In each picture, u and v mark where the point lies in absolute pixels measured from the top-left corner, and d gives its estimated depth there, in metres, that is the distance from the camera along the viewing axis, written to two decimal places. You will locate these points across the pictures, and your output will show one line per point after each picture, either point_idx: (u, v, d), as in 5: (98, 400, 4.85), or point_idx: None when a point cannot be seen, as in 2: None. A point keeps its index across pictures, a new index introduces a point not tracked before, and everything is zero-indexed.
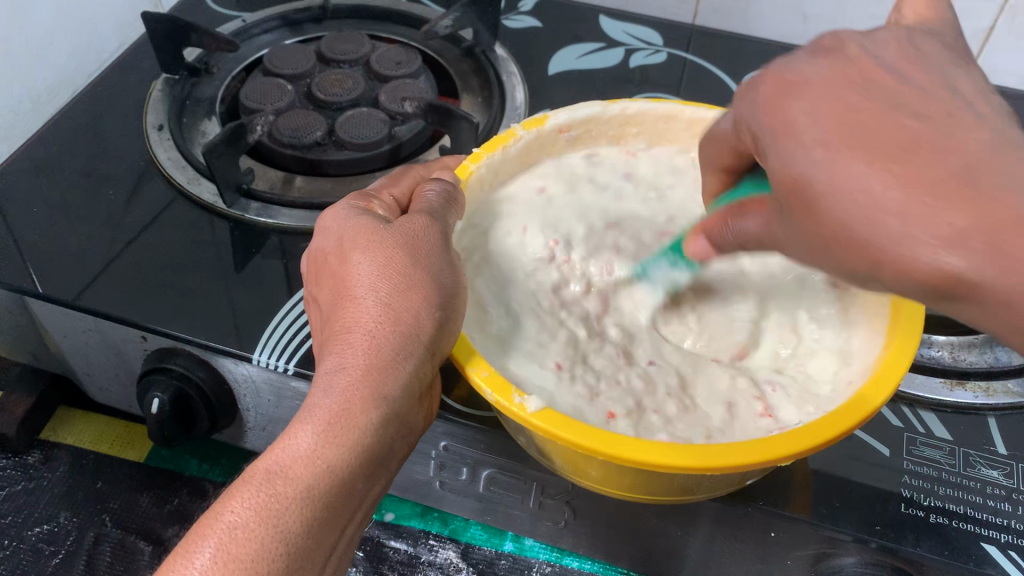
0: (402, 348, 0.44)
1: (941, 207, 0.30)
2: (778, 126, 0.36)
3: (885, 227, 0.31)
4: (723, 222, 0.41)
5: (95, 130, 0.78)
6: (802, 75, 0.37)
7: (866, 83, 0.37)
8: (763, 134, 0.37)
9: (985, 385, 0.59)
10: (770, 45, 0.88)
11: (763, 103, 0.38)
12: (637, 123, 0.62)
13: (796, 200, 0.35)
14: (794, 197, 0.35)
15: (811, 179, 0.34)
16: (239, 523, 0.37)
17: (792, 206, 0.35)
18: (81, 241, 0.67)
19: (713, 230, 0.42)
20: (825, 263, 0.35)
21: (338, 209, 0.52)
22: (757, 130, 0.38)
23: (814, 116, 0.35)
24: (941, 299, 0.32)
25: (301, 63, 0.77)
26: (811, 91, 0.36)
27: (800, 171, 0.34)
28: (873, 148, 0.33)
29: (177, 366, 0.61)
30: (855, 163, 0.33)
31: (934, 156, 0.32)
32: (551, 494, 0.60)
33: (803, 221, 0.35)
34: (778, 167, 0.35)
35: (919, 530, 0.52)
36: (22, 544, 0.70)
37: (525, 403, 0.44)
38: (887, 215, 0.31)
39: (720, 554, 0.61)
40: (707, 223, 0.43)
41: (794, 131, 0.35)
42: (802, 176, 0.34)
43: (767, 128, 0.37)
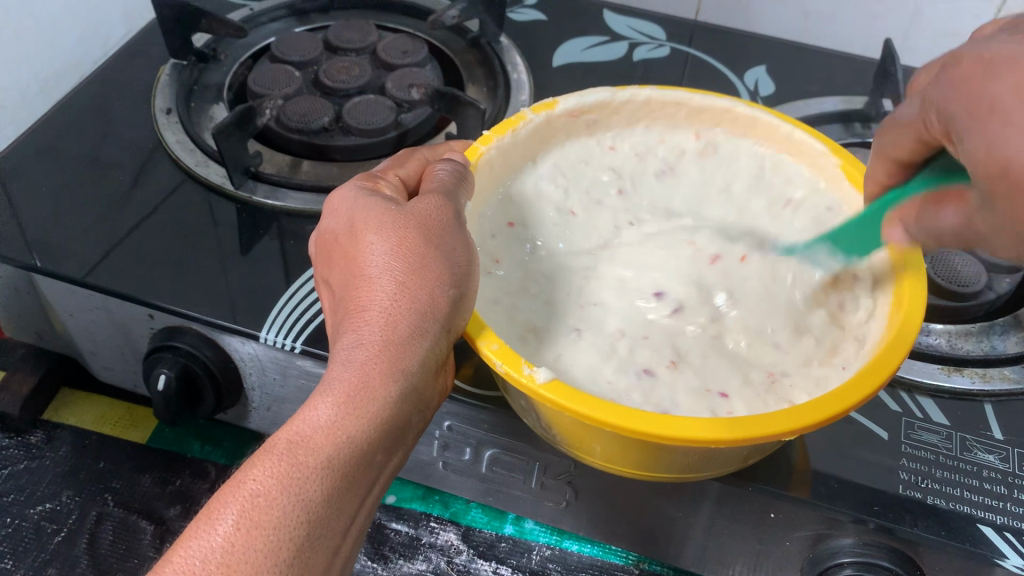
0: (418, 325, 0.45)
1: None
2: (974, 100, 0.36)
3: None
4: (923, 213, 0.42)
5: (103, 113, 0.78)
6: (999, 54, 0.36)
7: None
8: (959, 110, 0.37)
9: (981, 371, 0.60)
10: (771, 42, 0.89)
11: (959, 83, 0.37)
12: (654, 111, 0.63)
13: (1002, 182, 0.35)
14: (1000, 182, 0.35)
15: (1021, 169, 0.33)
16: (260, 490, 0.38)
17: (998, 193, 0.35)
18: (89, 221, 0.67)
19: (920, 220, 0.42)
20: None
21: (345, 192, 0.52)
22: (944, 110, 0.38)
23: (1019, 94, 0.34)
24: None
25: (309, 50, 0.78)
26: (1013, 58, 0.35)
27: (1010, 156, 0.34)
28: None
29: (184, 344, 0.62)
30: None
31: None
32: (553, 475, 0.61)
33: (1000, 203, 0.35)
34: (980, 146, 0.35)
35: (917, 511, 0.53)
36: (24, 522, 0.70)
37: (535, 374, 0.45)
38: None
39: (719, 535, 0.61)
40: (904, 212, 0.45)
41: (996, 109, 0.35)
42: (1011, 164, 0.34)
43: (963, 104, 0.37)
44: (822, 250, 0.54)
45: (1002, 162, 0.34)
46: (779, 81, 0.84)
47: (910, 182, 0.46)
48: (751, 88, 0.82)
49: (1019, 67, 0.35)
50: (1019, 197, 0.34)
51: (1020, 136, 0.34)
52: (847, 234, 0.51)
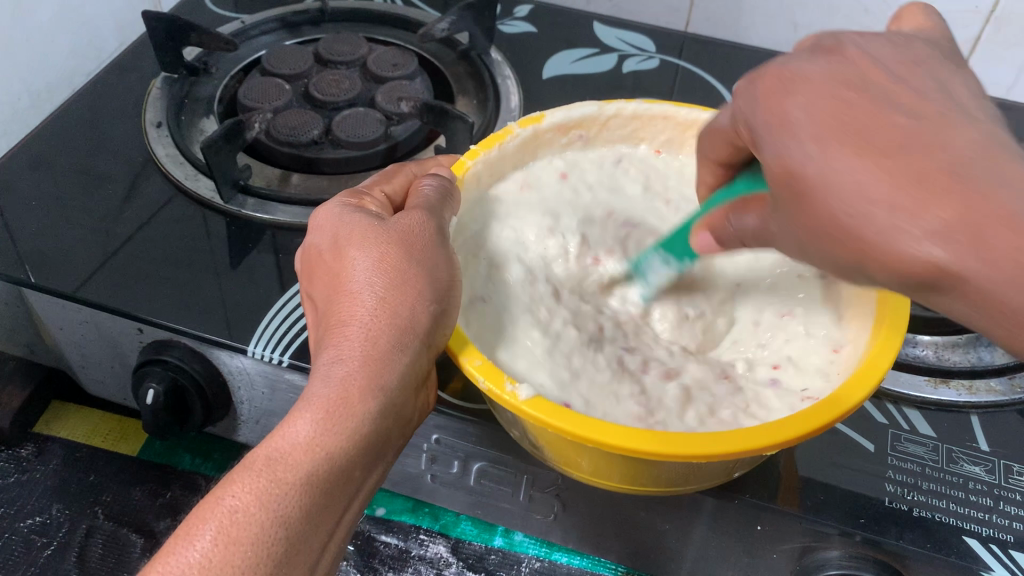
0: (398, 341, 0.45)
1: (927, 202, 0.31)
2: (772, 119, 0.36)
3: (872, 217, 0.32)
4: (727, 219, 0.42)
5: (94, 126, 0.79)
6: (799, 72, 0.37)
7: (865, 83, 0.36)
8: (758, 125, 0.37)
9: (968, 383, 0.60)
10: (760, 53, 0.89)
11: (760, 97, 0.37)
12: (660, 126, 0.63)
13: (784, 187, 0.35)
14: (788, 188, 0.35)
15: (802, 169, 0.34)
16: (238, 506, 0.38)
17: (782, 194, 0.35)
18: (79, 234, 0.67)
19: (718, 228, 0.44)
20: (826, 261, 0.35)
21: (328, 208, 0.52)
22: (750, 121, 0.38)
23: (808, 110, 0.35)
24: (920, 291, 0.32)
25: (299, 63, 0.79)
26: (807, 84, 0.36)
27: (792, 162, 0.34)
28: (871, 143, 0.33)
29: (173, 358, 0.62)
30: (840, 153, 0.33)
31: (921, 154, 0.32)
32: (541, 487, 0.61)
33: (793, 205, 0.35)
34: (774, 158, 0.35)
35: (903, 524, 0.53)
36: (15, 535, 0.70)
37: (517, 391, 0.45)
38: (811, 182, 0.33)
39: (707, 547, 0.61)
40: (711, 220, 0.45)
41: (787, 125, 0.35)
42: (793, 168, 0.34)
43: (762, 117, 0.37)
44: (656, 258, 0.55)
45: (786, 167, 0.35)
46: None
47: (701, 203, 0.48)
48: None
49: (812, 86, 0.36)
50: (803, 198, 0.34)
51: (803, 147, 0.34)
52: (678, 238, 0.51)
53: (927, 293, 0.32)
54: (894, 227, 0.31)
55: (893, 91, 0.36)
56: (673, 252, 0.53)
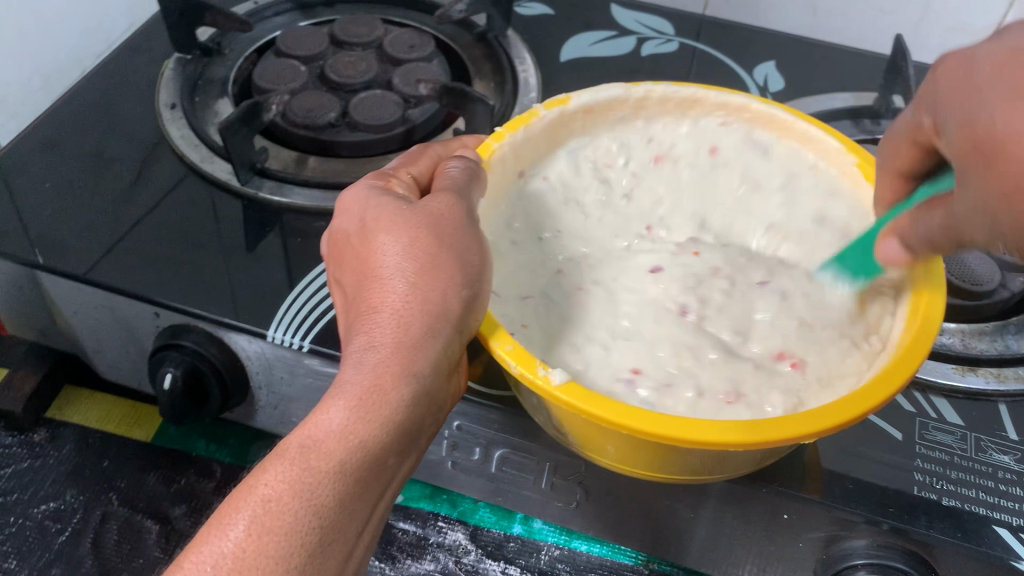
0: (431, 327, 0.44)
1: None
2: (964, 90, 0.37)
3: None
4: (914, 223, 0.42)
5: (107, 108, 0.78)
6: (973, 52, 0.38)
7: None
8: (944, 114, 0.39)
9: (996, 371, 0.59)
10: (780, 37, 0.88)
11: (947, 82, 0.38)
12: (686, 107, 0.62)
13: (973, 152, 0.35)
14: (980, 153, 0.35)
15: (995, 132, 0.34)
16: (272, 495, 0.37)
17: (974, 165, 0.35)
18: (93, 217, 0.67)
19: (909, 236, 0.43)
20: (1003, 238, 0.34)
21: (354, 191, 0.51)
22: (933, 106, 0.40)
23: (998, 76, 0.36)
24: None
25: (314, 45, 0.77)
26: (979, 61, 0.37)
27: (980, 127, 0.35)
28: (1021, 123, 0.33)
29: (190, 342, 0.61)
30: None
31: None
32: (563, 475, 0.60)
33: (985, 176, 0.35)
34: (964, 122, 0.36)
35: (932, 513, 0.53)
36: (28, 521, 0.70)
37: (550, 376, 0.44)
38: (996, 138, 0.34)
39: (731, 536, 0.61)
40: (901, 226, 0.44)
41: (971, 88, 0.37)
42: (989, 132, 0.34)
43: (946, 101, 0.38)
44: None
45: (980, 134, 0.35)
46: (788, 76, 0.83)
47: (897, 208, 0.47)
48: (760, 84, 0.82)
49: (989, 59, 0.37)
50: (999, 162, 0.34)
51: (990, 110, 0.35)
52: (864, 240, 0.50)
53: None
54: None
55: (1021, 56, 0.37)
56: (850, 266, 0.52)
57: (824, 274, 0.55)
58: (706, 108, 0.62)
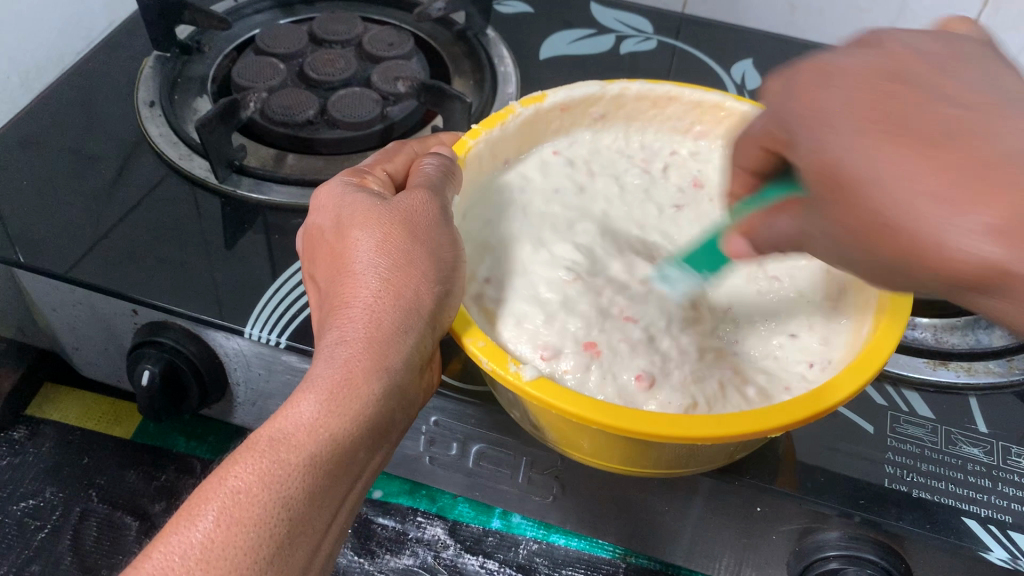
0: (402, 322, 0.44)
1: (977, 193, 0.29)
2: (811, 115, 0.36)
3: (929, 214, 0.30)
4: (765, 222, 0.39)
5: (86, 105, 0.78)
6: (835, 66, 0.38)
7: (903, 75, 0.36)
8: (793, 124, 0.37)
9: (966, 365, 0.60)
10: (758, 35, 0.89)
11: (794, 91, 0.37)
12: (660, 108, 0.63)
13: (823, 181, 0.34)
14: (821, 181, 0.34)
15: (838, 157, 0.33)
16: (242, 487, 0.38)
17: (825, 196, 0.34)
18: (71, 214, 0.67)
19: (757, 231, 0.40)
20: (880, 266, 0.33)
21: (330, 188, 0.52)
22: (784, 118, 0.38)
23: (845, 98, 0.35)
24: (964, 292, 0.31)
25: (293, 43, 0.77)
26: (845, 80, 0.36)
27: (828, 153, 0.34)
28: (915, 133, 0.32)
29: (168, 340, 0.62)
30: (895, 152, 0.32)
31: (965, 143, 0.31)
32: (539, 469, 0.61)
33: (832, 206, 0.34)
34: (810, 147, 0.35)
35: (902, 505, 0.53)
36: (7, 518, 0.70)
37: (521, 371, 0.44)
38: (840, 168, 0.33)
39: (705, 529, 0.61)
40: (748, 224, 0.40)
41: (822, 115, 0.35)
42: (827, 158, 0.34)
43: (795, 109, 0.37)
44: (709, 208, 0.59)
45: (821, 161, 0.34)
46: (765, 73, 0.84)
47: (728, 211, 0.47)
48: (738, 81, 0.82)
49: (851, 78, 0.36)
50: (842, 192, 0.33)
51: (842, 140, 0.34)
52: (701, 251, 0.50)
53: (972, 292, 0.31)
54: (939, 217, 0.30)
55: (941, 90, 0.35)
56: (693, 262, 0.51)
57: (671, 278, 0.54)
58: (682, 105, 0.62)
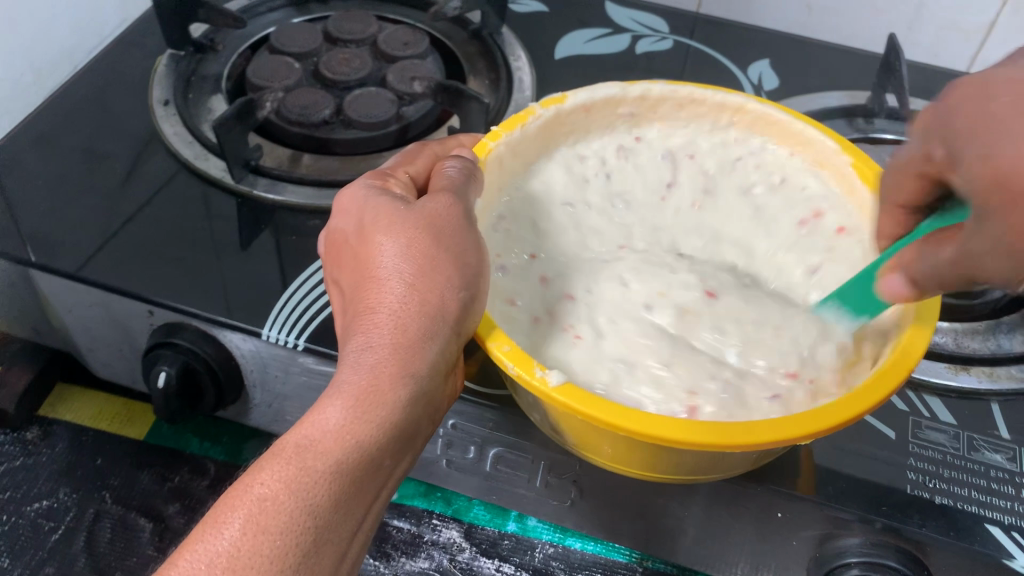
0: (429, 329, 0.44)
1: None
2: (977, 123, 0.35)
3: (1023, 204, 0.32)
4: (920, 253, 0.40)
5: (100, 104, 0.77)
6: (989, 79, 0.37)
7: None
8: (952, 129, 0.37)
9: (989, 370, 0.60)
10: (774, 35, 0.88)
11: (958, 106, 0.37)
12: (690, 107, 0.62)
13: (995, 190, 0.33)
14: (994, 190, 0.33)
15: (1011, 168, 0.32)
16: (268, 494, 0.37)
17: (989, 206, 0.33)
18: (87, 213, 0.66)
19: (916, 270, 0.40)
20: (1015, 258, 0.33)
21: (352, 191, 0.51)
22: (943, 131, 0.38)
23: (1011, 97, 0.35)
24: None
25: (308, 42, 0.77)
26: (1001, 87, 0.36)
27: (1001, 161, 0.33)
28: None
29: (184, 341, 0.61)
30: (1016, 140, 0.33)
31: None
32: (558, 473, 0.60)
33: (996, 213, 0.33)
34: (976, 158, 0.35)
35: (924, 511, 0.53)
36: (21, 519, 0.70)
37: (546, 377, 0.44)
38: (1008, 167, 0.33)
39: (724, 534, 0.61)
40: (906, 261, 0.41)
41: (989, 122, 0.35)
42: (1001, 167, 0.33)
43: (957, 125, 0.37)
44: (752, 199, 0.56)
45: (994, 169, 0.33)
46: (782, 74, 0.83)
47: (891, 249, 0.46)
48: (754, 82, 0.82)
49: (1013, 85, 0.35)
50: (1004, 193, 0.33)
51: (1014, 140, 0.33)
52: (856, 284, 0.48)
53: None
54: None
55: (1021, 61, 0.38)
56: (853, 304, 0.49)
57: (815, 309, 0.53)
58: (710, 108, 0.61)
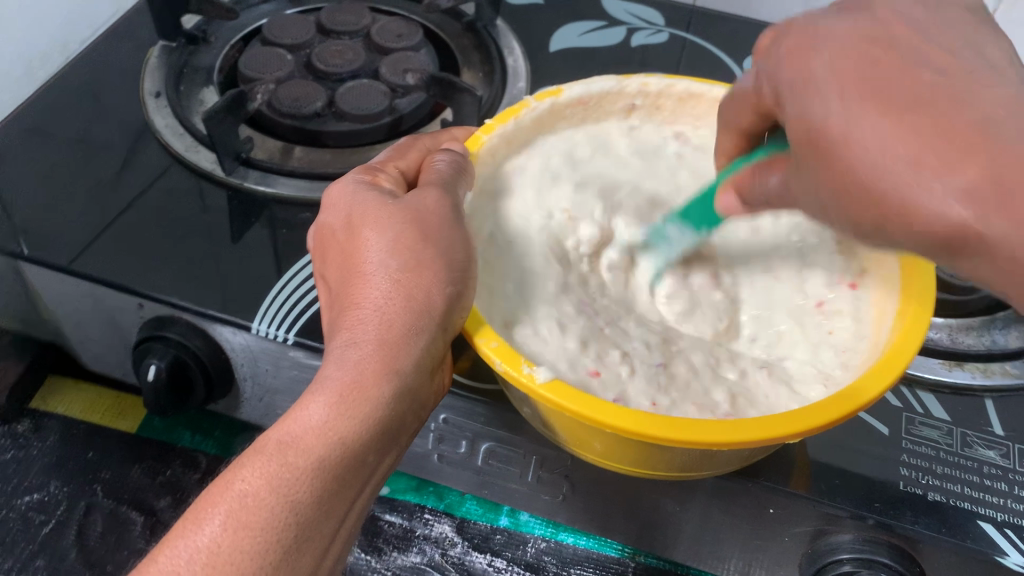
0: (414, 324, 0.44)
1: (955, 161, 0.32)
2: (795, 74, 0.38)
3: (889, 170, 0.33)
4: (754, 180, 0.43)
5: (92, 96, 0.77)
6: (822, 32, 0.39)
7: (892, 39, 0.38)
8: (784, 83, 0.39)
9: (983, 366, 0.59)
10: (770, 28, 0.88)
11: (787, 55, 0.39)
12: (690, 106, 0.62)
13: (809, 147, 0.36)
14: (808, 147, 0.36)
15: (828, 124, 0.35)
16: (249, 490, 0.37)
17: (806, 159, 0.37)
18: (77, 205, 0.66)
19: (747, 184, 0.43)
20: (848, 215, 0.36)
21: (340, 186, 0.51)
22: (779, 85, 0.39)
23: (833, 65, 0.37)
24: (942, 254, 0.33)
25: (301, 33, 0.76)
26: (829, 44, 0.38)
27: (813, 121, 0.36)
28: (880, 95, 0.35)
29: (173, 334, 0.61)
30: (870, 113, 0.34)
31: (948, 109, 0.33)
32: (549, 468, 0.60)
33: (812, 167, 0.36)
34: (797, 116, 0.37)
35: (917, 508, 0.53)
36: (12, 512, 0.69)
37: (535, 373, 0.44)
38: (832, 131, 0.35)
39: (716, 529, 0.61)
40: (740, 180, 0.44)
41: (816, 80, 0.37)
42: (813, 125, 0.36)
43: (789, 77, 0.38)
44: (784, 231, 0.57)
45: (807, 127, 0.36)
46: None
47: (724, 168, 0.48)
48: None
49: (833, 43, 0.38)
50: (826, 158, 0.35)
51: (830, 104, 0.35)
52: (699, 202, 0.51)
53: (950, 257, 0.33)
54: (902, 173, 0.33)
55: (927, 53, 0.37)
56: (691, 220, 0.53)
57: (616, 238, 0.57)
58: (708, 104, 0.61)
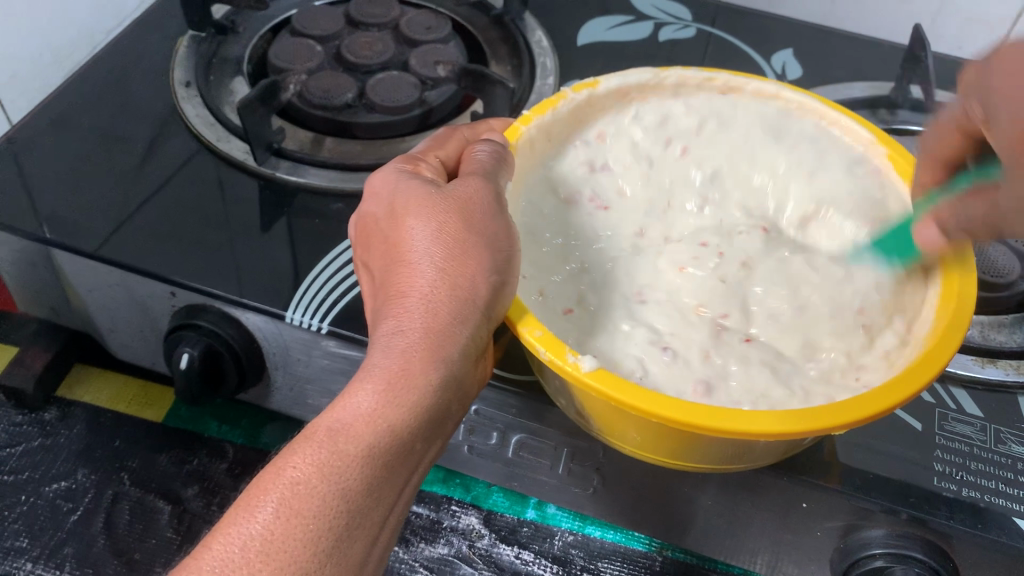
0: (459, 313, 0.44)
1: None
2: (1004, 96, 0.38)
3: None
4: (955, 207, 0.43)
5: (121, 84, 0.77)
6: (1017, 53, 0.39)
7: None
8: (999, 106, 0.38)
9: (1016, 363, 0.59)
10: (797, 25, 0.87)
11: (1000, 73, 0.38)
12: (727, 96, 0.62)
13: (1020, 154, 0.36)
14: (1011, 153, 0.36)
15: (1010, 127, 0.35)
16: (301, 477, 0.37)
17: (1022, 164, 0.37)
18: (109, 194, 0.66)
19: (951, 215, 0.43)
20: None
21: (383, 176, 0.51)
22: (987, 96, 0.39)
23: (1011, 90, 0.37)
24: None
25: (331, 25, 0.76)
26: (1017, 68, 0.38)
27: (1016, 126, 0.37)
28: None
29: (206, 323, 0.61)
30: None
31: None
32: (580, 461, 0.60)
33: (1017, 181, 0.36)
34: (1014, 124, 0.37)
35: (952, 503, 0.53)
36: (40, 500, 0.70)
37: (579, 363, 0.44)
38: (1022, 137, 0.35)
39: (747, 524, 0.61)
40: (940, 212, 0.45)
41: (1006, 99, 0.37)
42: (1013, 130, 0.36)
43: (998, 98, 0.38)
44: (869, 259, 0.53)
45: (1018, 131, 0.36)
46: (805, 64, 0.82)
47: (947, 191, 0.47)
48: (778, 71, 0.81)
49: (1011, 70, 0.38)
50: (1021, 162, 0.35)
51: None
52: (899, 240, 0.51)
53: None
54: None
55: None
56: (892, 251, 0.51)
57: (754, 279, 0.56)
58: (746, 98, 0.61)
